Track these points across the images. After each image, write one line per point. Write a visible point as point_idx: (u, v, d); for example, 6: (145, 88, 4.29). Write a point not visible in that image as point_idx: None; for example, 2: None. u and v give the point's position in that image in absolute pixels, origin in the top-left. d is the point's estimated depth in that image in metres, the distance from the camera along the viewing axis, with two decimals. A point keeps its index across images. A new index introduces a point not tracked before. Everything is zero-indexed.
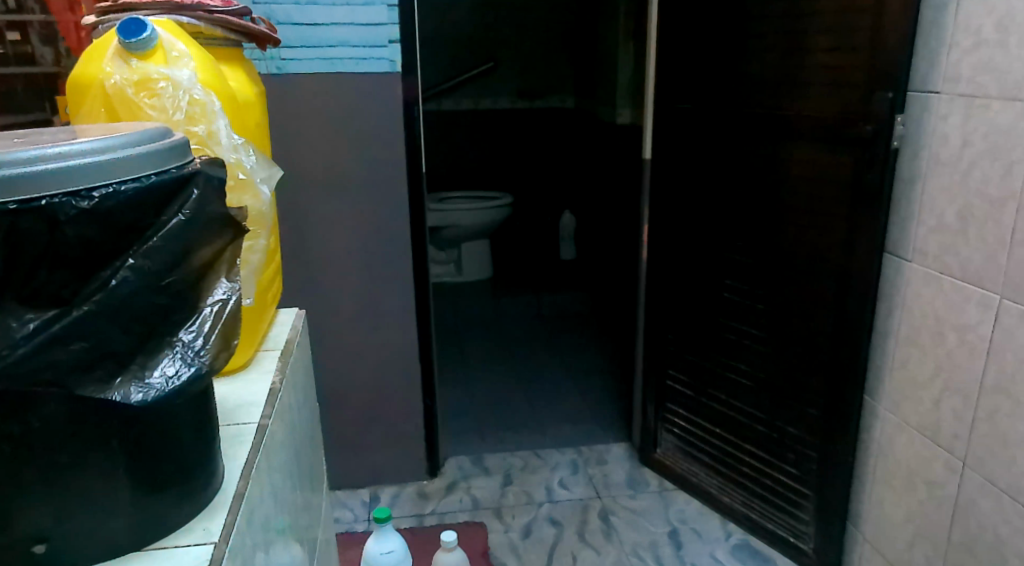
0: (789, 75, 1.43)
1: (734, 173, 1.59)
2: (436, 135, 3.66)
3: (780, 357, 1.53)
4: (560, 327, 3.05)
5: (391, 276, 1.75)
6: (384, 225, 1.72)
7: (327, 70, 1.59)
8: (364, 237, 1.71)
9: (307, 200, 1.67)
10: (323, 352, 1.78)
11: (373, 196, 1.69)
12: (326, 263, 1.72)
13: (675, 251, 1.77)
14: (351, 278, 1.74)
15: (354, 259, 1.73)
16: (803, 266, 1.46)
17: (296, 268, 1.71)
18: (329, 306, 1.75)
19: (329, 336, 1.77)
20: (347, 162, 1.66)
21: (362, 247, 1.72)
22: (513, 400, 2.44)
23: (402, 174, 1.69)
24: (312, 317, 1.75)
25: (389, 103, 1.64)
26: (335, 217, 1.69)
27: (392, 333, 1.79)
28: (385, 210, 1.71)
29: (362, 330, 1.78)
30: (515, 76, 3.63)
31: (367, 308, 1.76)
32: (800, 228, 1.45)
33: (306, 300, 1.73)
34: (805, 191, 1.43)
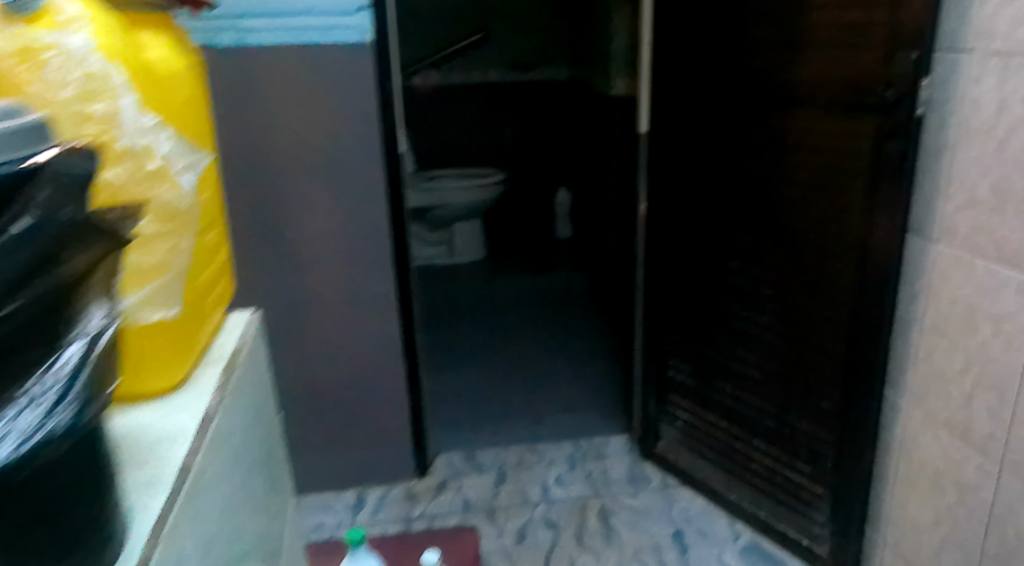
0: (797, 36, 1.29)
1: (738, 146, 1.46)
2: (423, 111, 3.50)
3: (791, 347, 1.42)
4: (557, 310, 2.93)
5: (371, 265, 1.63)
6: (360, 210, 1.58)
7: (290, 41, 1.45)
8: (338, 223, 1.58)
9: (275, 185, 1.54)
10: (298, 348, 1.65)
11: (348, 178, 1.56)
12: (299, 253, 1.59)
13: (675, 232, 1.64)
14: (326, 267, 1.61)
15: (328, 248, 1.60)
16: (815, 248, 1.33)
17: (265, 259, 1.58)
18: (306, 299, 1.62)
19: (305, 331, 1.65)
20: (316, 143, 1.52)
21: (336, 234, 1.59)
22: (507, 389, 2.32)
23: (377, 154, 1.55)
24: (285, 311, 1.63)
25: (359, 76, 1.50)
26: (305, 202, 1.56)
27: (373, 326, 1.67)
28: (360, 194, 1.57)
29: (340, 322, 1.65)
30: (506, 46, 3.47)
31: (345, 299, 1.64)
32: (811, 204, 1.32)
33: (280, 293, 1.61)
34: (817, 165, 1.30)
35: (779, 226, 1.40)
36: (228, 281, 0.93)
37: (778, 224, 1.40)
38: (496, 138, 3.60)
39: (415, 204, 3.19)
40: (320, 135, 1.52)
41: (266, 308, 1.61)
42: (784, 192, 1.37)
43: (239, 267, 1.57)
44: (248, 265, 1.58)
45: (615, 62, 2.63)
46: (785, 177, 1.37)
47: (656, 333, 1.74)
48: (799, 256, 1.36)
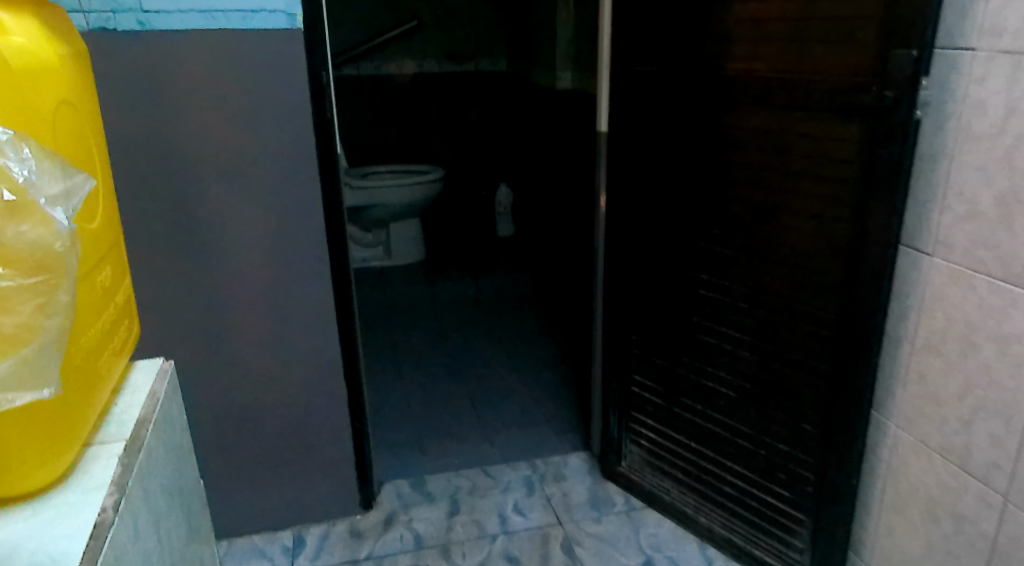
0: (776, 29, 1.19)
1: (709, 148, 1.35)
2: (356, 103, 3.30)
3: (767, 365, 1.32)
4: (502, 314, 2.80)
5: (306, 282, 1.46)
6: (293, 220, 1.41)
7: (207, 25, 1.26)
8: (268, 235, 1.41)
9: (194, 193, 1.35)
10: (224, 376, 1.47)
11: (278, 186, 1.38)
12: (223, 270, 1.41)
13: (638, 239, 1.53)
14: (255, 286, 1.43)
15: (256, 263, 1.42)
16: (796, 259, 1.24)
17: (184, 277, 1.39)
18: (232, 322, 1.44)
19: (232, 357, 1.46)
20: (241, 145, 1.34)
21: (266, 247, 1.41)
22: (455, 403, 2.18)
23: (311, 157, 1.38)
24: (207, 336, 1.44)
25: (290, 69, 1.32)
26: (230, 212, 1.38)
27: (310, 349, 1.50)
28: (292, 202, 1.40)
29: (272, 346, 1.48)
30: (442, 35, 3.31)
31: (277, 321, 1.47)
32: (792, 212, 1.23)
33: (201, 315, 1.42)
34: (799, 170, 1.20)
35: (754, 235, 1.30)
36: (133, 319, 0.77)
37: (753, 233, 1.30)
38: (433, 132, 3.43)
39: (349, 203, 3.01)
40: (246, 136, 1.34)
41: (186, 332, 1.42)
42: (761, 198, 1.27)
43: (153, 287, 1.38)
44: (164, 284, 1.39)
45: (560, 54, 2.53)
46: (762, 182, 1.27)
47: (616, 347, 1.62)
48: (777, 267, 1.27)
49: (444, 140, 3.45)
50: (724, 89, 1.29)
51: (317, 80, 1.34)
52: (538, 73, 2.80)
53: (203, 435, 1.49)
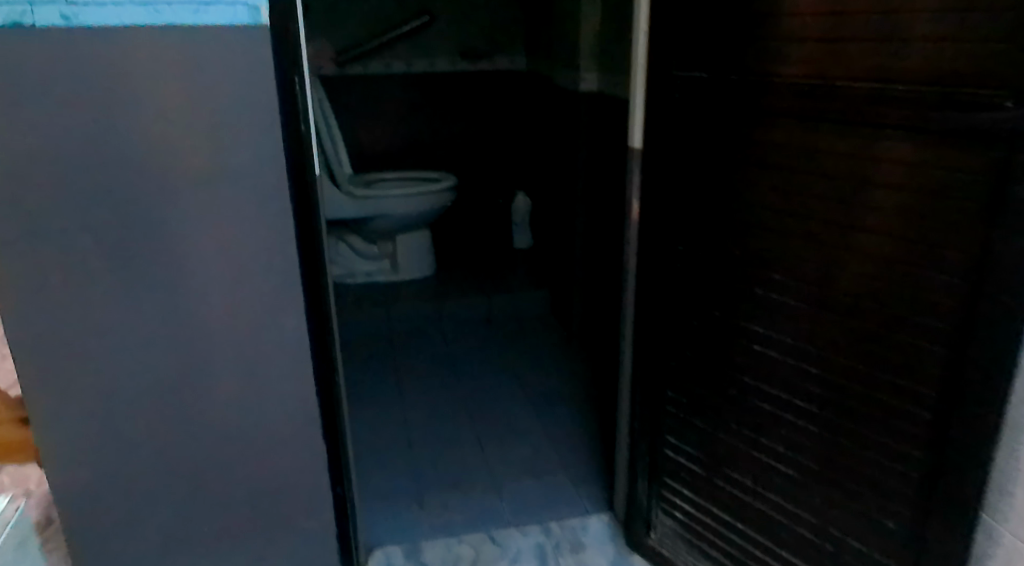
0: (849, 23, 0.95)
1: (770, 173, 1.09)
2: (361, 104, 3.08)
3: (835, 440, 1.07)
4: (514, 336, 2.61)
5: (278, 323, 1.26)
6: (261, 250, 1.21)
7: (152, 22, 1.06)
8: (230, 267, 1.20)
9: (140, 220, 1.14)
10: (182, 427, 1.28)
11: (243, 213, 1.18)
12: (178, 309, 1.21)
13: (673, 276, 1.29)
14: (216, 325, 1.23)
15: (217, 299, 1.22)
16: (869, 312, 0.99)
17: (131, 315, 1.19)
18: (189, 367, 1.24)
19: (192, 405, 1.27)
20: (196, 163, 1.13)
21: (228, 280, 1.21)
22: (459, 442, 1.95)
23: (282, 175, 1.17)
24: (161, 384, 1.24)
25: (255, 74, 1.12)
26: (184, 242, 1.17)
27: (285, 400, 1.31)
28: (259, 230, 1.19)
29: (240, 393, 1.28)
30: (456, 31, 3.07)
31: (245, 366, 1.27)
32: (865, 254, 0.98)
33: (152, 359, 1.22)
34: (874, 200, 0.96)
35: (816, 280, 1.05)
36: None
37: (814, 277, 1.05)
38: (446, 135, 3.19)
39: (352, 214, 2.78)
40: (201, 153, 1.13)
41: (136, 380, 1.23)
42: (823, 234, 1.03)
43: (97, 328, 1.19)
44: (109, 324, 1.19)
45: (584, 55, 2.30)
46: (827, 215, 1.02)
47: (645, 400, 1.38)
48: (844, 320, 1.03)
49: (457, 144, 3.21)
50: (782, 99, 1.04)
51: (289, 84, 1.15)
52: (558, 73, 2.56)
53: (163, 495, 1.31)
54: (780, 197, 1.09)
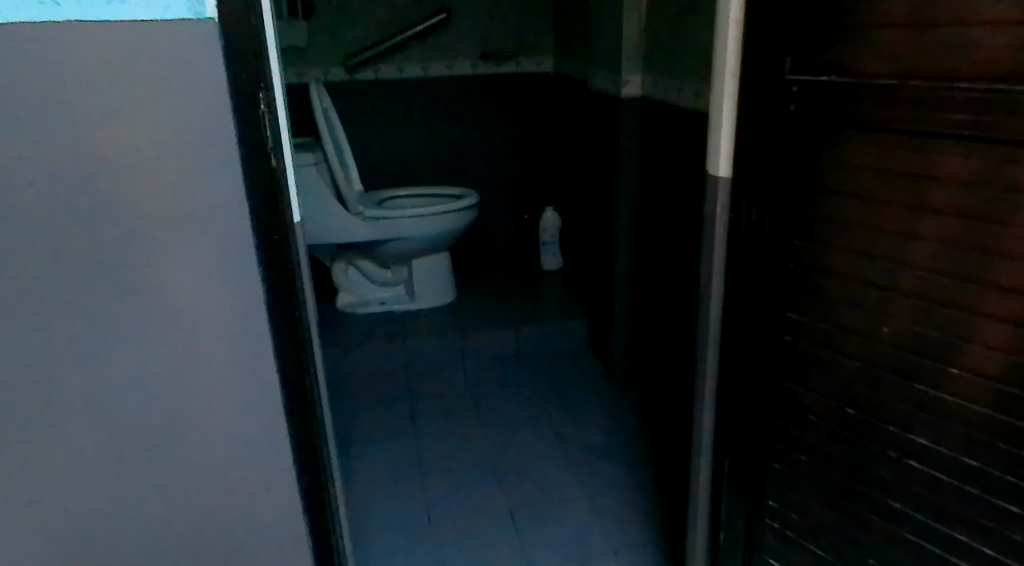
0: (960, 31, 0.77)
1: (930, 228, 0.84)
2: (373, 113, 2.77)
3: (937, 532, 0.92)
4: (547, 381, 2.33)
5: (258, 406, 0.98)
6: (224, 319, 0.92)
7: (54, 16, 0.77)
8: (189, 341, 0.92)
9: (66, 286, 0.86)
10: (140, 537, 1.00)
11: (194, 268, 0.89)
12: (115, 393, 0.92)
13: (743, 326, 1.08)
14: (174, 412, 0.95)
15: (173, 382, 0.93)
16: (954, 373, 0.86)
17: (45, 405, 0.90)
18: (135, 464, 0.96)
19: (144, 512, 0.99)
20: (138, 209, 0.85)
21: (187, 359, 0.93)
22: (473, 489, 1.83)
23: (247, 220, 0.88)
24: (97, 489, 0.96)
25: (201, 82, 0.82)
26: (128, 311, 0.89)
27: (278, 503, 1.04)
28: (218, 291, 0.91)
29: (206, 497, 1.00)
30: (477, 30, 2.76)
31: (210, 459, 0.99)
32: (950, 305, 0.84)
33: (84, 458, 0.94)
34: (955, 239, 0.82)
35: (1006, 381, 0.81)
36: None
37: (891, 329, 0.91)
38: (466, 146, 2.88)
39: (361, 237, 2.48)
40: (143, 196, 0.84)
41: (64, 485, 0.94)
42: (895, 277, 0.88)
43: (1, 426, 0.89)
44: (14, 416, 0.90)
45: (628, 52, 1.97)
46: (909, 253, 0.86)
47: (704, 465, 1.19)
48: (921, 372, 0.89)
49: (479, 156, 2.90)
50: (959, 132, 0.79)
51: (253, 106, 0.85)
52: (595, 74, 2.24)
53: None
54: (846, 230, 0.93)
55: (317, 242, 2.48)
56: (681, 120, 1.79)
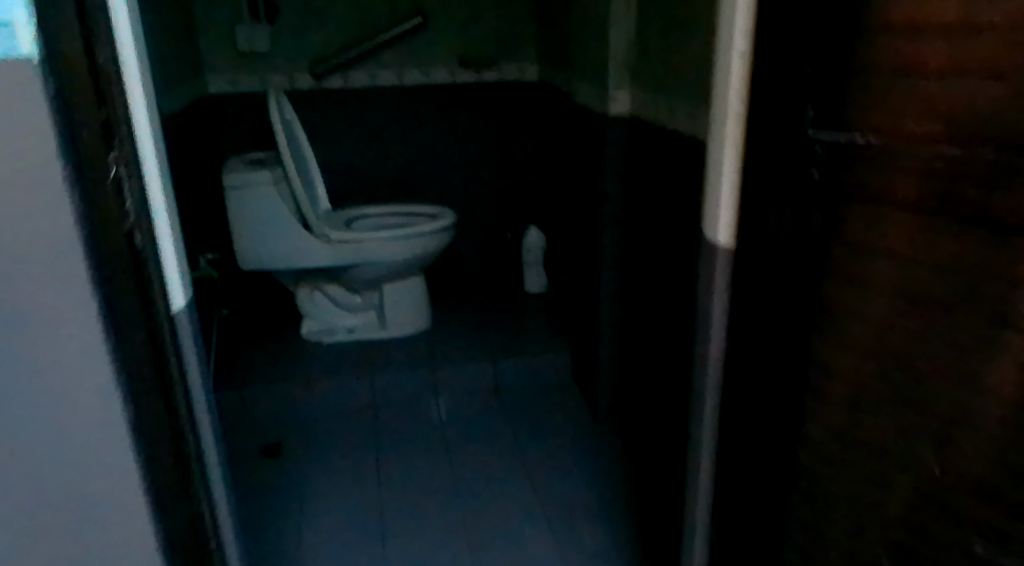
0: (949, 48, 0.62)
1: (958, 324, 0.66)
2: (343, 124, 2.58)
3: None
4: (525, 421, 2.15)
5: (123, 522, 0.80)
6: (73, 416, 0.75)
7: None
8: (35, 423, 0.74)
9: None
10: None
11: (28, 352, 0.72)
12: None
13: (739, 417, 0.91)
14: (19, 504, 0.77)
15: (16, 468, 0.76)
16: (967, 501, 0.68)
17: None
18: None
19: None
20: None
21: (33, 443, 0.75)
22: (434, 554, 1.66)
23: (91, 292, 0.71)
24: None
25: (20, 132, 0.65)
26: None
27: None
28: (62, 379, 0.73)
29: None
30: (455, 35, 2.56)
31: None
32: (958, 420, 0.68)
33: None
34: (948, 338, 0.67)
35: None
36: None
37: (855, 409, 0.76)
38: (444, 160, 2.68)
39: (326, 262, 2.28)
40: None
41: None
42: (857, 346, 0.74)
43: None
44: None
45: (615, 66, 1.77)
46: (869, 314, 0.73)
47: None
48: (887, 473, 0.75)
49: (457, 170, 2.70)
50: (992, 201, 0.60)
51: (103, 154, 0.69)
52: (579, 88, 2.05)
53: None
54: (845, 319, 0.76)
55: (278, 267, 2.28)
56: (673, 145, 1.60)
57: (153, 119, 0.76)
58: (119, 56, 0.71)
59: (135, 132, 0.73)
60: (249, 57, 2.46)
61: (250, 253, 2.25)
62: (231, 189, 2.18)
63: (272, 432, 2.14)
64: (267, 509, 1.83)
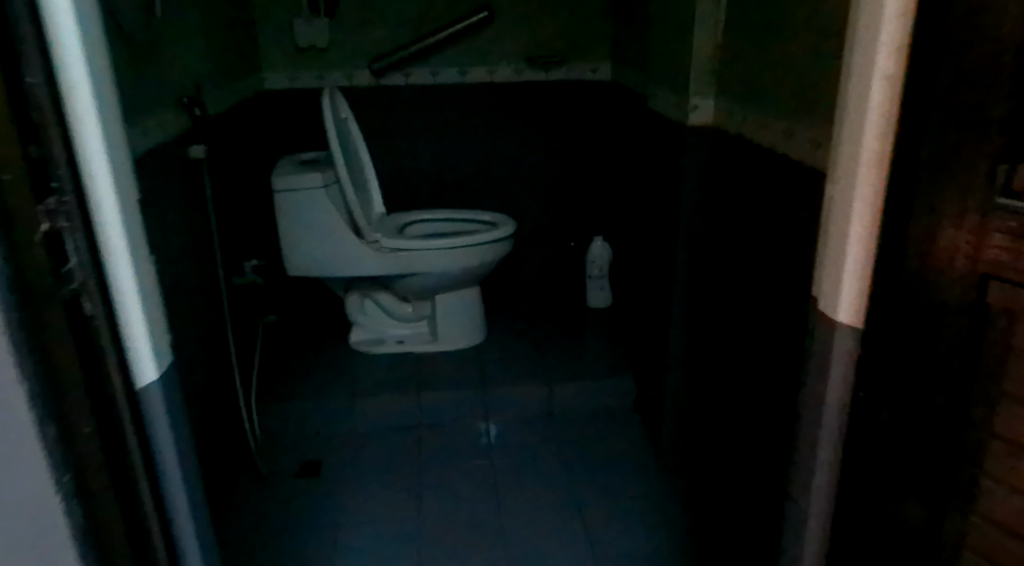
0: None
1: None
2: (401, 124, 2.45)
3: None
4: (583, 453, 1.99)
5: None
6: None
7: None
8: None
9: None
10: None
11: None
12: None
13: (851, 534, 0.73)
14: None
15: None
16: None
17: None
18: None
19: None
20: None
21: None
22: None
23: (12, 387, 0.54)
24: None
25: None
26: None
27: None
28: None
29: None
30: (522, 30, 2.40)
31: None
32: None
33: None
34: None
35: None
36: None
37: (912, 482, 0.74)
38: (506, 163, 2.52)
39: (377, 270, 2.16)
40: None
41: None
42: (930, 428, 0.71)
43: None
44: None
45: (698, 69, 1.57)
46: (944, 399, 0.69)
47: None
48: None
49: (519, 174, 2.53)
50: None
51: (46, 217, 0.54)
52: (654, 92, 1.86)
53: None
54: None
55: (327, 275, 2.17)
56: (762, 164, 1.40)
57: (121, 160, 0.58)
58: (68, 89, 0.54)
59: (84, 174, 0.56)
60: (307, 52, 2.36)
61: (299, 260, 2.16)
62: (278, 193, 2.08)
63: (312, 449, 2.03)
64: (300, 536, 1.72)
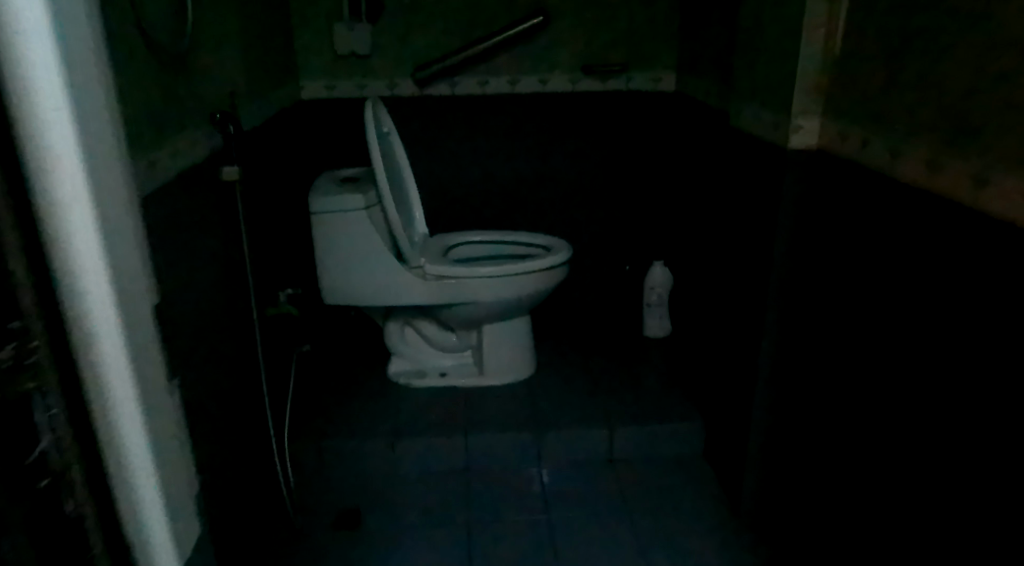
0: None
1: None
2: (448, 138, 2.27)
3: None
4: (652, 509, 1.78)
5: None
6: None
7: None
8: None
9: None
10: None
11: None
12: None
13: None
14: None
15: None
16: None
17: None
18: None
19: None
20: None
21: None
22: None
23: None
24: None
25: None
26: None
27: None
28: None
29: None
30: (581, 37, 2.21)
31: None
32: None
33: None
34: None
35: None
36: None
37: None
38: (560, 180, 2.33)
39: (422, 299, 1.98)
40: None
41: None
42: None
43: None
44: None
45: (802, 86, 1.37)
46: None
47: None
48: None
49: (574, 193, 2.34)
50: None
51: (12, 378, 0.41)
52: (739, 109, 1.66)
53: None
54: None
55: (369, 303, 1.99)
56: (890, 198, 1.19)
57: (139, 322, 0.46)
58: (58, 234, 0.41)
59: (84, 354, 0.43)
60: (348, 59, 2.19)
61: (335, 287, 1.98)
62: (315, 214, 1.91)
63: (352, 495, 1.85)
64: None
